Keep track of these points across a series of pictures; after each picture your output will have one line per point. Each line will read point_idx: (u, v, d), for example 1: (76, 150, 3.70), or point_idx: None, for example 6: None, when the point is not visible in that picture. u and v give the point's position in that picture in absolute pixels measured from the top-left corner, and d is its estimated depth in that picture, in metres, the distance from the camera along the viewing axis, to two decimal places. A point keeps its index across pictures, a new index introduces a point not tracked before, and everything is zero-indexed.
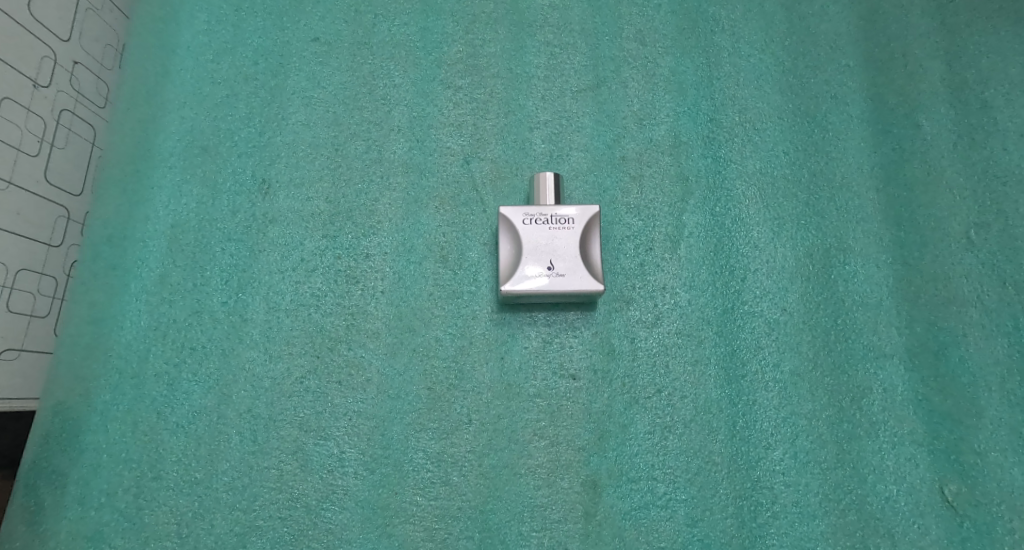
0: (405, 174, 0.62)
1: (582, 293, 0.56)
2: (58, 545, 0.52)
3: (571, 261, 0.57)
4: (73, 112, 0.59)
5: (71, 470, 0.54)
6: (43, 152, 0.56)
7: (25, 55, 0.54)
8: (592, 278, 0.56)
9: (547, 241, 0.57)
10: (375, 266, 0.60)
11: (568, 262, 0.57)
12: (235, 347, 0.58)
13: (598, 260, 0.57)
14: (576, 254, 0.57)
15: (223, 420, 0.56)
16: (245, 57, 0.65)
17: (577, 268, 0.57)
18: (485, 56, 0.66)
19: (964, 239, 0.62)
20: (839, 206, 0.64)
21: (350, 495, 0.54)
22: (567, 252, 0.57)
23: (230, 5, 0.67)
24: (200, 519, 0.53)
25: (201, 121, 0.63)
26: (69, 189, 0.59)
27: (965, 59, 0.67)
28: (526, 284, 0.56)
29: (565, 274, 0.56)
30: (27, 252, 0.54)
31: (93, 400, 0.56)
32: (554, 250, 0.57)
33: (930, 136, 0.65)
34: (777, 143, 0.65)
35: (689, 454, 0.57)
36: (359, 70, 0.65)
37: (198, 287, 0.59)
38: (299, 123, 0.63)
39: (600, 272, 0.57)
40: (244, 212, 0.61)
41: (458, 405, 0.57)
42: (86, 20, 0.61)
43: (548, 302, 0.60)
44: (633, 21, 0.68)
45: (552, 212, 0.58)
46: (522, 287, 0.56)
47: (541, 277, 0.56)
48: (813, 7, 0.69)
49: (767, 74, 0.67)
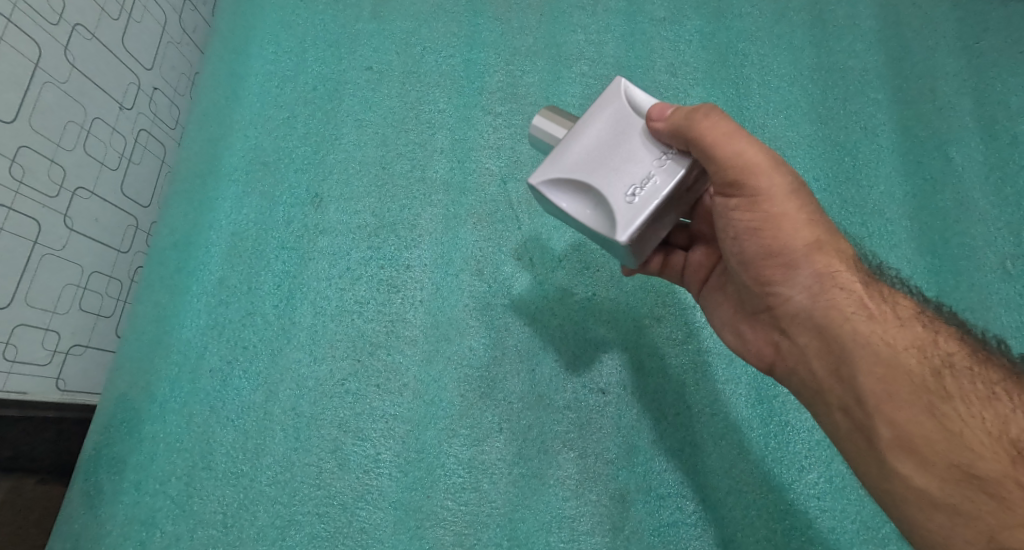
0: (445, 192, 0.66)
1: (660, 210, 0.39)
2: (115, 527, 0.56)
3: (583, 184, 0.41)
4: (149, 132, 0.65)
5: (130, 457, 0.58)
6: (121, 167, 0.62)
7: (114, 81, 0.60)
8: (607, 218, 0.40)
9: (579, 150, 0.41)
10: (415, 277, 0.63)
11: (618, 182, 0.40)
12: (283, 348, 0.61)
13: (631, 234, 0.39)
14: (570, 182, 0.41)
15: (268, 417, 0.59)
16: (305, 84, 0.71)
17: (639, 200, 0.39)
18: (524, 86, 0.70)
19: (1000, 269, 0.62)
20: (872, 232, 0.64)
21: (384, 496, 0.56)
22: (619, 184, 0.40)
23: (294, 39, 0.73)
24: (244, 511, 0.56)
25: (263, 141, 0.69)
26: (140, 201, 0.65)
27: (995, 94, 0.68)
28: (676, 171, 0.40)
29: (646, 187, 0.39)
30: (100, 256, 0.60)
31: (153, 393, 0.60)
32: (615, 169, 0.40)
33: (960, 168, 0.66)
34: (808, 169, 0.67)
35: (721, 473, 0.57)
36: (407, 97, 0.70)
37: (252, 291, 0.63)
38: (350, 143, 0.68)
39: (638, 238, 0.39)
40: (297, 223, 0.66)
41: (490, 413, 0.59)
42: (167, 52, 0.68)
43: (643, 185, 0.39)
44: (665, 55, 0.71)
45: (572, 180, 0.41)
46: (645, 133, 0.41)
47: (646, 178, 0.39)
48: (843, 40, 0.72)
49: (795, 104, 0.69)
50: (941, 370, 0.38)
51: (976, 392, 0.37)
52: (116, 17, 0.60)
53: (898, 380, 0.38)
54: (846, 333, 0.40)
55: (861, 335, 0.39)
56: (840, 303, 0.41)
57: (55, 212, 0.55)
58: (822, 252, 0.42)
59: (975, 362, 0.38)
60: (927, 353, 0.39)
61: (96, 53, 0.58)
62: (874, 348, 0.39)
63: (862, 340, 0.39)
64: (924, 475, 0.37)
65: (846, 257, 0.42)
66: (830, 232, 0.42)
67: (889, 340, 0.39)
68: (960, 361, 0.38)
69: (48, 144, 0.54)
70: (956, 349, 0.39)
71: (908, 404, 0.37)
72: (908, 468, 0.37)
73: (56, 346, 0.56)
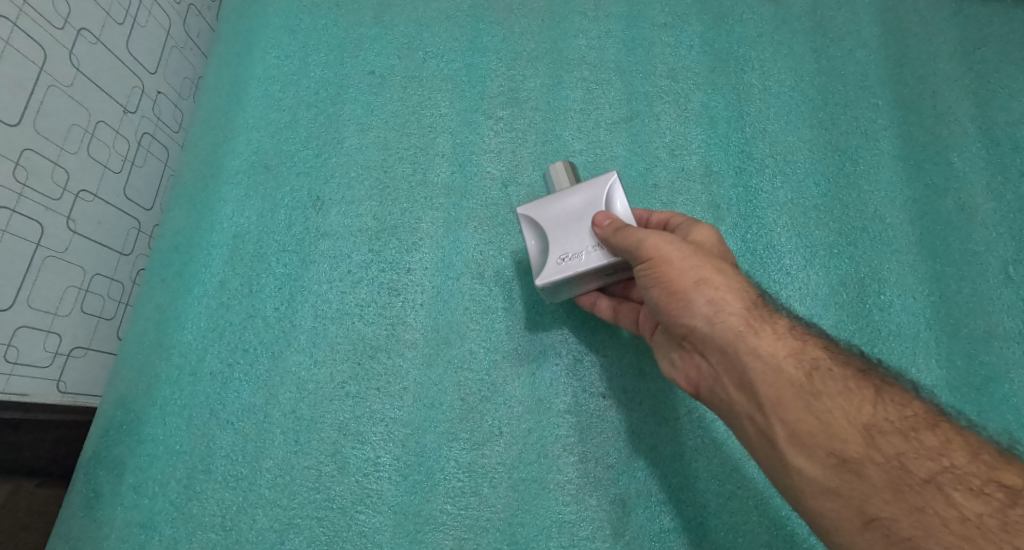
0: (447, 196, 0.66)
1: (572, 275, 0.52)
2: (114, 530, 0.56)
3: (541, 232, 0.54)
4: (152, 135, 0.66)
5: (129, 459, 0.58)
6: (125, 170, 0.62)
7: (118, 84, 0.61)
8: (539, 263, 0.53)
9: (549, 211, 0.54)
10: (416, 280, 0.63)
11: (555, 248, 0.52)
12: (283, 351, 0.61)
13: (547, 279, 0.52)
14: (536, 224, 0.54)
15: (268, 420, 0.59)
16: (307, 87, 0.71)
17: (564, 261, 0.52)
18: (525, 90, 0.70)
19: (1003, 275, 0.62)
20: (873, 236, 0.64)
21: (384, 500, 0.56)
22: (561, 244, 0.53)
23: (297, 44, 0.73)
24: (243, 514, 0.56)
25: (265, 144, 0.69)
26: (143, 204, 0.65)
27: (996, 100, 0.68)
28: (599, 257, 0.51)
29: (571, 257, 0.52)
30: (102, 258, 0.60)
31: (154, 395, 0.60)
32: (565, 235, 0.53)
33: (961, 173, 0.66)
34: (809, 174, 0.67)
35: (722, 479, 0.56)
36: (410, 101, 0.70)
37: (253, 294, 0.63)
38: (352, 146, 0.69)
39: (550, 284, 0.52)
40: (298, 226, 0.66)
41: (490, 417, 0.58)
42: (171, 56, 0.68)
43: (568, 255, 0.52)
44: (666, 61, 0.72)
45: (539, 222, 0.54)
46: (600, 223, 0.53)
47: (575, 254, 0.52)
48: (844, 45, 0.72)
49: (796, 109, 0.69)
50: (816, 374, 0.43)
51: (847, 393, 0.42)
52: (120, 22, 0.61)
53: (779, 389, 0.43)
54: (741, 350, 0.44)
55: (751, 350, 0.44)
56: (734, 327, 0.45)
57: (58, 214, 0.55)
58: (709, 287, 0.47)
59: (843, 367, 0.43)
60: (803, 361, 0.43)
61: (101, 57, 0.59)
62: (762, 362, 0.44)
63: (753, 356, 0.44)
64: (814, 467, 0.41)
65: (734, 285, 0.47)
66: (714, 267, 0.48)
67: (771, 354, 0.44)
68: (830, 364, 0.43)
69: (53, 146, 0.54)
70: (828, 357, 0.44)
71: (791, 408, 0.42)
72: (802, 462, 0.41)
73: (57, 348, 0.56)
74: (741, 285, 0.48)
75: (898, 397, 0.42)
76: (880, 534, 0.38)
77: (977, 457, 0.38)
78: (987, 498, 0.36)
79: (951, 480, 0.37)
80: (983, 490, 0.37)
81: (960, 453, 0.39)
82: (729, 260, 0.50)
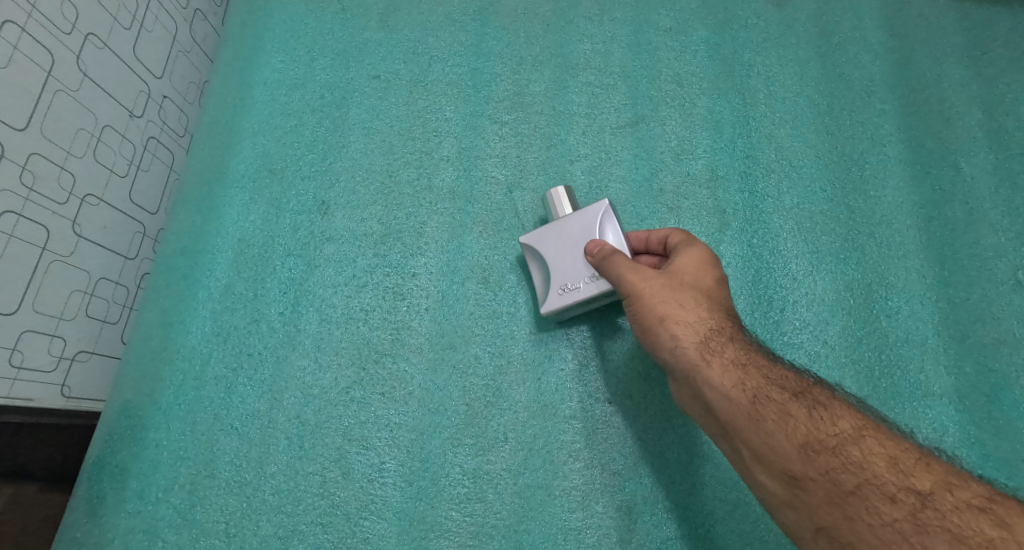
0: (452, 200, 0.66)
1: (572, 305, 0.56)
2: (117, 536, 0.56)
3: (543, 261, 0.58)
4: (158, 140, 0.66)
5: (133, 465, 0.58)
6: (130, 174, 0.62)
7: (125, 89, 0.61)
8: (544, 291, 0.58)
9: (547, 242, 0.58)
10: (420, 285, 0.63)
11: (556, 279, 0.57)
12: (287, 355, 0.61)
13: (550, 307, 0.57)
14: (537, 254, 0.58)
15: (273, 425, 0.59)
16: (313, 92, 0.71)
17: (564, 292, 0.56)
18: (530, 95, 0.70)
19: (1012, 280, 0.61)
20: (880, 242, 0.64)
21: (388, 507, 0.56)
22: (560, 275, 0.57)
23: (302, 49, 0.74)
24: (247, 520, 0.56)
25: (271, 149, 0.69)
26: (148, 208, 0.65)
27: (1003, 104, 0.68)
28: (596, 287, 0.55)
29: (571, 288, 0.56)
30: (107, 262, 0.60)
31: (158, 400, 0.60)
32: (564, 266, 0.57)
33: (969, 178, 0.66)
34: (815, 179, 0.67)
35: (729, 485, 0.56)
36: (414, 105, 0.70)
37: (258, 298, 0.63)
38: (357, 151, 0.69)
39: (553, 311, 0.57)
40: (303, 231, 0.66)
41: (495, 423, 0.58)
42: (177, 61, 0.68)
43: (568, 287, 0.56)
44: (671, 65, 0.71)
45: (540, 251, 0.58)
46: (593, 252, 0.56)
47: (574, 285, 0.56)
48: (849, 50, 0.72)
49: (802, 114, 0.69)
50: (760, 397, 0.45)
51: (792, 410, 0.44)
52: (127, 27, 0.61)
53: (732, 416, 0.45)
54: (697, 377, 0.47)
55: (707, 381, 0.47)
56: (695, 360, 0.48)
57: (63, 218, 0.55)
58: (666, 317, 0.49)
59: (784, 388, 0.45)
60: (751, 382, 0.46)
61: (107, 61, 0.59)
62: (715, 392, 0.46)
63: (708, 383, 0.47)
64: (769, 481, 0.43)
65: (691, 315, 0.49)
66: (673, 298, 0.50)
67: (721, 379, 0.46)
68: (773, 386, 0.45)
69: (59, 150, 0.54)
70: (772, 379, 0.46)
71: (742, 429, 0.44)
72: (760, 477, 0.44)
73: (62, 352, 0.56)
74: (699, 308, 0.50)
75: (839, 410, 0.43)
76: (827, 541, 0.40)
77: (896, 463, 0.40)
78: (901, 503, 0.38)
79: (873, 489, 0.39)
80: (898, 497, 0.38)
81: (882, 462, 0.40)
82: (701, 282, 0.51)
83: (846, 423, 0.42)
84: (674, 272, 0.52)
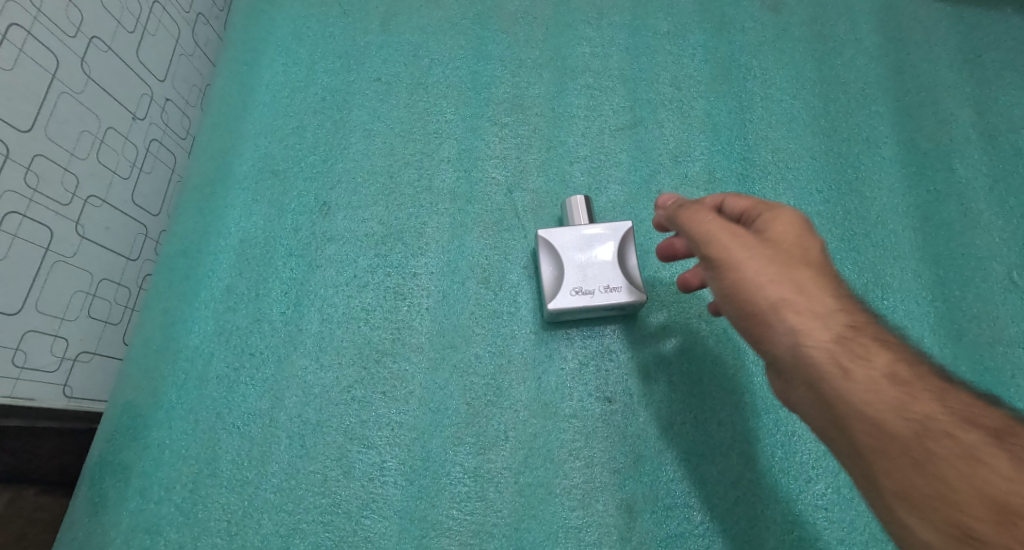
0: (452, 201, 0.67)
1: (579, 309, 0.58)
2: (119, 535, 0.56)
3: (557, 259, 0.59)
4: (161, 142, 0.66)
5: (135, 464, 0.58)
6: (133, 176, 0.63)
7: (128, 91, 0.62)
8: (550, 287, 0.59)
9: (570, 243, 0.59)
10: (421, 285, 0.64)
11: (571, 280, 0.59)
12: (289, 355, 0.61)
13: (553, 303, 0.58)
14: (555, 251, 0.59)
15: (274, 424, 0.59)
16: (314, 95, 0.72)
17: (575, 294, 0.58)
18: (530, 97, 0.71)
19: (1006, 279, 0.62)
20: (876, 242, 0.65)
21: (390, 505, 0.56)
22: (575, 278, 0.59)
23: (304, 52, 0.74)
24: (248, 519, 0.56)
25: (272, 151, 0.70)
26: (150, 210, 0.65)
27: (997, 107, 0.69)
28: (608, 298, 0.58)
29: (584, 293, 0.58)
30: (110, 263, 0.61)
31: (160, 399, 0.60)
32: (584, 270, 0.59)
33: (963, 179, 0.66)
34: (811, 180, 0.67)
35: (728, 483, 0.56)
36: (415, 107, 0.71)
37: (260, 298, 0.64)
38: (359, 152, 0.69)
39: (553, 307, 0.58)
40: (305, 231, 0.66)
41: (496, 422, 0.58)
42: (180, 64, 0.69)
43: (582, 292, 0.58)
44: (668, 68, 0.72)
45: (559, 249, 0.59)
46: (617, 267, 0.59)
47: (587, 291, 0.58)
48: (844, 54, 0.73)
49: (798, 116, 0.70)
50: (882, 373, 0.38)
51: (916, 389, 0.37)
52: (131, 30, 0.62)
53: (836, 388, 0.38)
54: (801, 340, 0.40)
55: (804, 339, 0.40)
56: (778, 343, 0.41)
57: (66, 219, 0.56)
58: (762, 274, 0.42)
59: (909, 364, 0.38)
60: (869, 353, 0.38)
61: (112, 64, 0.60)
62: (819, 352, 0.39)
63: (809, 346, 0.40)
64: (889, 472, 0.36)
65: (794, 289, 0.41)
66: (760, 251, 0.43)
67: (828, 343, 0.39)
68: (897, 361, 0.38)
69: (63, 152, 0.55)
70: (896, 354, 0.39)
71: (857, 398, 0.38)
72: (879, 466, 0.37)
73: (64, 352, 0.56)
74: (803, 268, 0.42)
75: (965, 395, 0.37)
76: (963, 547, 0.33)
77: None
78: None
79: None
80: None
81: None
82: (803, 238, 0.44)
83: (978, 414, 0.36)
84: (759, 237, 0.44)
